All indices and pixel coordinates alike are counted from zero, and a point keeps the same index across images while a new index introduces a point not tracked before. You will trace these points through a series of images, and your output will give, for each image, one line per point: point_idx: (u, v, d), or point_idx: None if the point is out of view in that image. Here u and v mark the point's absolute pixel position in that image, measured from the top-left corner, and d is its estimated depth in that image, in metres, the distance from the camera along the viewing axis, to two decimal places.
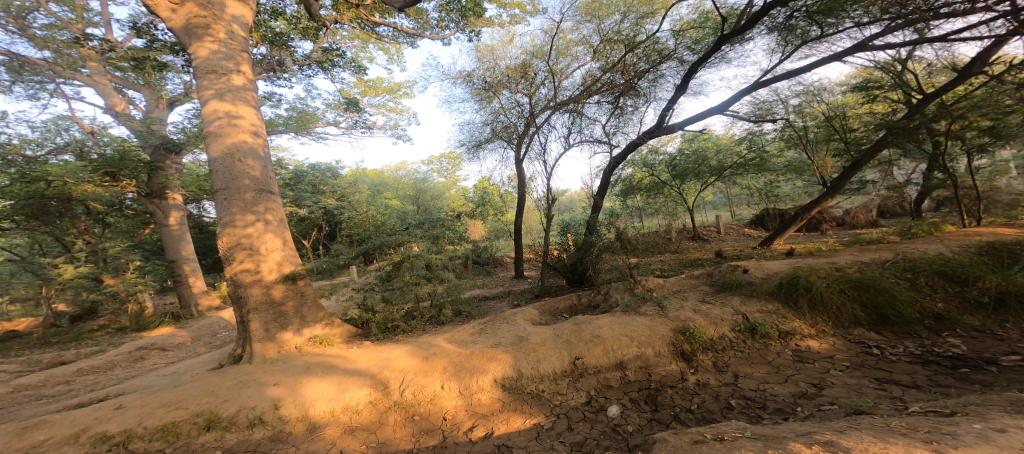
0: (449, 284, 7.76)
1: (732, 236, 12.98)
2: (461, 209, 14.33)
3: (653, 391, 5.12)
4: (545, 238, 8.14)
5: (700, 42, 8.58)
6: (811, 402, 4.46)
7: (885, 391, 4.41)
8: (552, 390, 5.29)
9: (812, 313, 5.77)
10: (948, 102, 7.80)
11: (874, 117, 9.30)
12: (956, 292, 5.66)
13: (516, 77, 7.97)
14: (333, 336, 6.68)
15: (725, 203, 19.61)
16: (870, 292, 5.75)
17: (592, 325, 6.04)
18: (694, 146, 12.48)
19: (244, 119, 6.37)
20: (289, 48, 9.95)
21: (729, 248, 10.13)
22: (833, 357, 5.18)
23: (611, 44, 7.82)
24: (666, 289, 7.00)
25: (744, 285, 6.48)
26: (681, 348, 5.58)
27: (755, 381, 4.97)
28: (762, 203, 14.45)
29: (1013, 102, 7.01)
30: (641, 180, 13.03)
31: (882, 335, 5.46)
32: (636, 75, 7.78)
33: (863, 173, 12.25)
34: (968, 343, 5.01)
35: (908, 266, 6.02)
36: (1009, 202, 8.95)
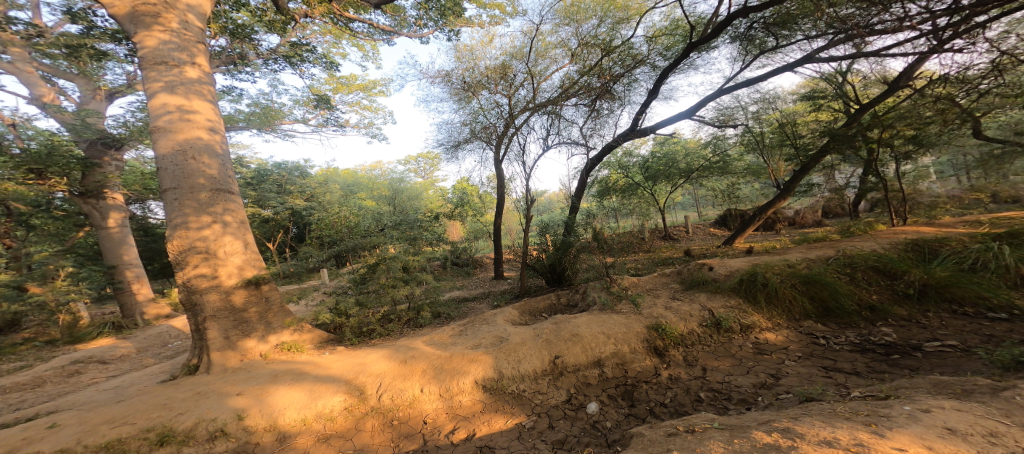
0: (427, 286, 7.67)
1: (699, 236, 13.62)
2: (440, 210, 14.14)
3: (629, 387, 5.29)
4: (524, 239, 8.23)
5: (671, 49, 9.03)
6: (770, 391, 4.77)
7: (831, 378, 4.81)
8: (533, 389, 5.35)
9: (769, 308, 6.19)
10: (880, 113, 8.58)
11: (820, 124, 10.11)
12: (887, 285, 6.25)
13: (495, 78, 8.01)
14: (303, 343, 6.42)
15: (693, 205, 20.55)
16: (817, 287, 6.24)
17: (571, 325, 6.17)
18: (665, 149, 12.97)
19: (199, 114, 5.98)
20: (253, 41, 9.41)
21: (696, 247, 10.65)
22: (788, 348, 5.59)
23: (588, 48, 8.04)
24: (640, 287, 7.27)
25: (709, 282, 6.85)
26: (654, 344, 5.80)
27: (721, 373, 5.26)
28: (725, 204, 15.28)
29: (932, 114, 7.80)
30: (617, 182, 13.42)
31: (828, 326, 5.95)
32: (612, 79, 8.04)
33: (812, 177, 13.25)
34: (902, 331, 5.55)
35: (847, 262, 6.60)
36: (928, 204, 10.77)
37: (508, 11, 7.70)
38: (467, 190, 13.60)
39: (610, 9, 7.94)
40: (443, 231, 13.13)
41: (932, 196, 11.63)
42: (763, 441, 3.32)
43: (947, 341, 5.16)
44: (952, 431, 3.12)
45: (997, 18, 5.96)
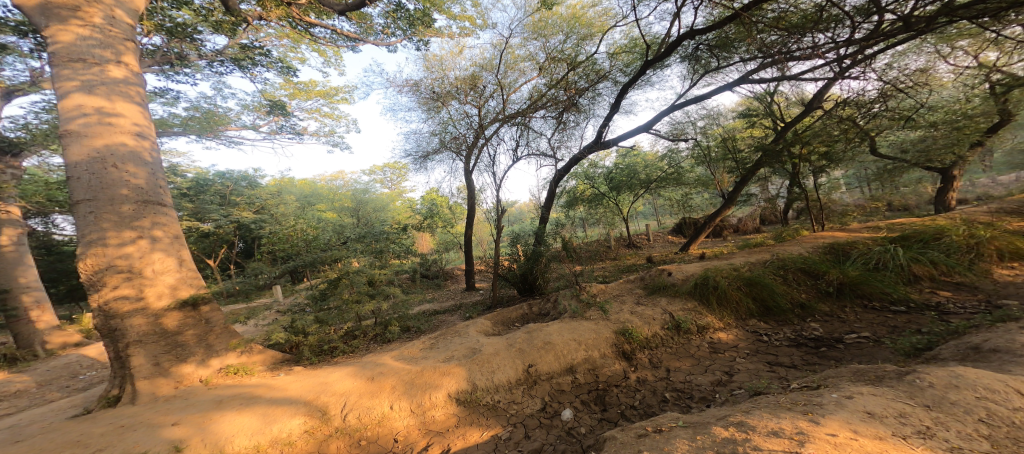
0: (396, 301, 7.39)
1: (658, 243, 14.34)
2: (407, 221, 13.73)
3: (600, 392, 5.36)
4: (494, 250, 8.16)
5: (630, 65, 9.61)
6: (726, 388, 5.04)
7: (775, 372, 5.18)
8: (507, 400, 5.28)
9: (721, 309, 6.63)
10: (799, 132, 9.57)
11: (754, 140, 11.13)
12: (812, 284, 6.93)
13: (463, 88, 8.02)
14: (253, 365, 5.86)
15: (653, 214, 21.65)
16: (757, 287, 6.79)
17: (543, 333, 6.21)
18: (628, 161, 13.60)
19: (122, 117, 5.29)
20: (195, 40, 8.65)
21: (657, 254, 11.25)
22: (737, 346, 5.99)
23: (555, 62, 8.31)
24: (608, 293, 7.38)
25: (669, 287, 7.24)
26: (622, 348, 5.99)
27: (683, 374, 5.49)
28: (680, 213, 16.31)
29: (838, 133, 8.91)
30: (584, 192, 14.03)
31: (769, 323, 6.48)
32: (577, 92, 8.31)
33: (749, 187, 14.55)
34: (832, 324, 6.15)
35: (780, 265, 7.25)
36: (841, 211, 12.39)
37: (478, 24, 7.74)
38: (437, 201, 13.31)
39: (575, 26, 8.28)
40: (410, 243, 12.76)
41: (844, 205, 13.23)
42: (721, 436, 3.30)
43: (864, 332, 5.75)
44: (871, 414, 3.22)
45: (884, 51, 6.80)
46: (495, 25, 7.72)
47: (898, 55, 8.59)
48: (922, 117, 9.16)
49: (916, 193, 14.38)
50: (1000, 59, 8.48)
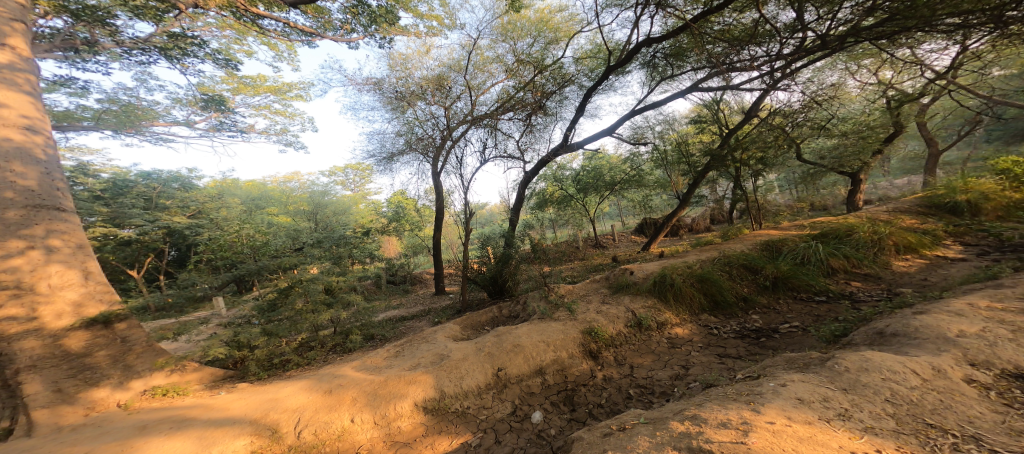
0: (357, 308, 6.77)
1: (624, 243, 14.63)
2: (370, 223, 12.93)
3: (569, 392, 4.47)
4: (460, 253, 7.64)
5: (594, 71, 9.68)
6: (682, 382, 4.29)
7: (724, 363, 4.49)
8: (478, 405, 4.34)
9: (678, 305, 5.68)
10: (739, 138, 9.58)
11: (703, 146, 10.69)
12: (750, 279, 6.09)
13: (430, 88, 7.64)
14: (186, 385, 4.90)
15: (618, 214, 22.18)
16: (708, 284, 5.88)
17: (511, 335, 5.16)
18: (594, 163, 13.84)
19: (7, 108, 4.37)
20: (109, 26, 6.44)
21: (623, 254, 11.36)
22: (692, 340, 5.16)
23: (522, 65, 8.16)
24: (574, 294, 6.44)
25: (631, 285, 6.14)
26: (588, 347, 5.02)
27: (644, 370, 4.65)
28: (642, 213, 16.77)
29: (771, 140, 9.11)
30: (553, 193, 14.12)
31: (718, 317, 5.64)
32: (545, 95, 8.19)
33: (701, 189, 15.26)
34: (770, 316, 5.46)
35: (725, 261, 6.36)
36: (777, 212, 13.31)
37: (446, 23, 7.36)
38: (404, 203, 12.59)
39: (542, 30, 8.17)
40: (374, 247, 12.02)
41: (778, 206, 14.29)
42: (677, 430, 2.50)
43: (794, 322, 5.17)
44: (803, 400, 2.51)
45: (808, 65, 6.21)
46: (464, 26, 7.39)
47: (826, 66, 9.21)
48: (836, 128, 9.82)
49: (837, 194, 15.86)
50: (894, 77, 9.67)
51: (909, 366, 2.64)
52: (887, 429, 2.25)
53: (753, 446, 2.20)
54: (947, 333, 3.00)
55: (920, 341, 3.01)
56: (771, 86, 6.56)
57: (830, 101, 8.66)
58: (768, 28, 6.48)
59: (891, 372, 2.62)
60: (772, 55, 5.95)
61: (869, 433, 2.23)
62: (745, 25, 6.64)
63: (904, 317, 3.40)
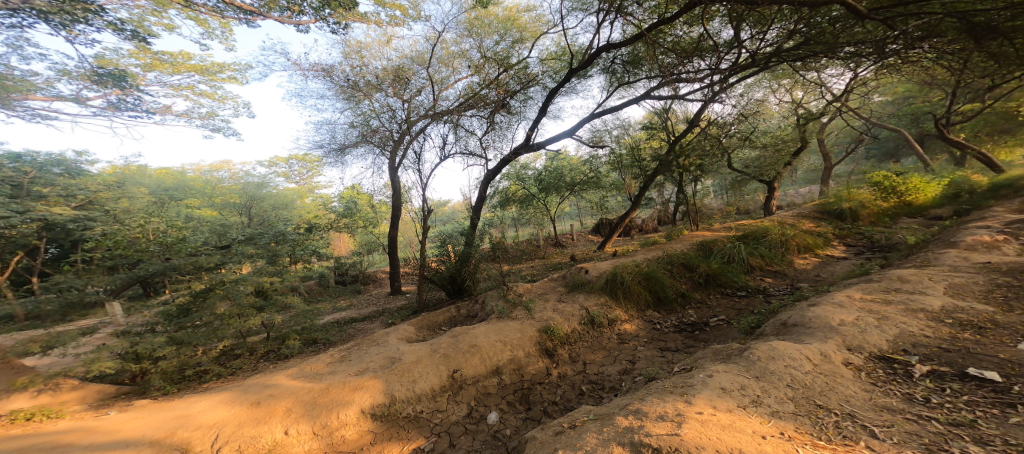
0: (297, 311, 6.35)
1: (582, 243, 15.15)
2: (316, 219, 12.18)
3: (526, 391, 4.55)
4: (416, 253, 7.34)
5: (558, 73, 9.60)
6: (631, 375, 4.50)
7: (665, 356, 4.80)
8: (432, 409, 4.28)
9: (627, 302, 5.97)
10: (680, 146, 10.04)
11: (652, 152, 11.12)
12: (687, 276, 6.56)
13: (389, 79, 7.34)
14: (60, 406, 4.38)
15: (578, 214, 22.94)
16: (653, 281, 6.23)
17: (468, 335, 5.15)
18: (555, 164, 14.03)
19: None
20: None
21: (581, 253, 11.72)
22: (640, 336, 5.44)
23: (488, 62, 8.02)
24: (533, 292, 6.53)
25: (586, 284, 6.33)
26: (545, 345, 5.12)
27: (597, 365, 4.85)
28: (598, 214, 17.41)
29: (708, 148, 9.84)
30: (516, 192, 14.28)
31: (660, 312, 6.01)
32: (509, 94, 8.11)
33: (651, 192, 16.14)
34: (702, 310, 5.95)
35: (666, 259, 6.76)
36: (711, 215, 14.56)
37: (409, 14, 7.09)
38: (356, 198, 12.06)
39: (509, 28, 8.08)
40: (321, 245, 11.38)
41: (713, 210, 15.56)
42: (621, 425, 2.65)
43: (722, 315, 5.66)
44: (726, 389, 2.78)
45: (742, 81, 6.72)
46: (428, 16, 7.12)
47: (754, 83, 10.10)
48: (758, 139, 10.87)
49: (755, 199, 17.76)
50: (803, 98, 10.92)
51: (804, 353, 3.02)
52: (789, 412, 2.54)
53: (685, 436, 2.38)
54: (831, 322, 3.45)
55: (812, 329, 3.43)
56: (710, 98, 7.10)
57: (747, 118, 9.65)
58: (711, 43, 6.97)
59: (790, 358, 2.98)
60: (712, 68, 6.40)
61: (774, 417, 2.50)
62: (693, 39, 7.04)
63: (802, 308, 3.86)
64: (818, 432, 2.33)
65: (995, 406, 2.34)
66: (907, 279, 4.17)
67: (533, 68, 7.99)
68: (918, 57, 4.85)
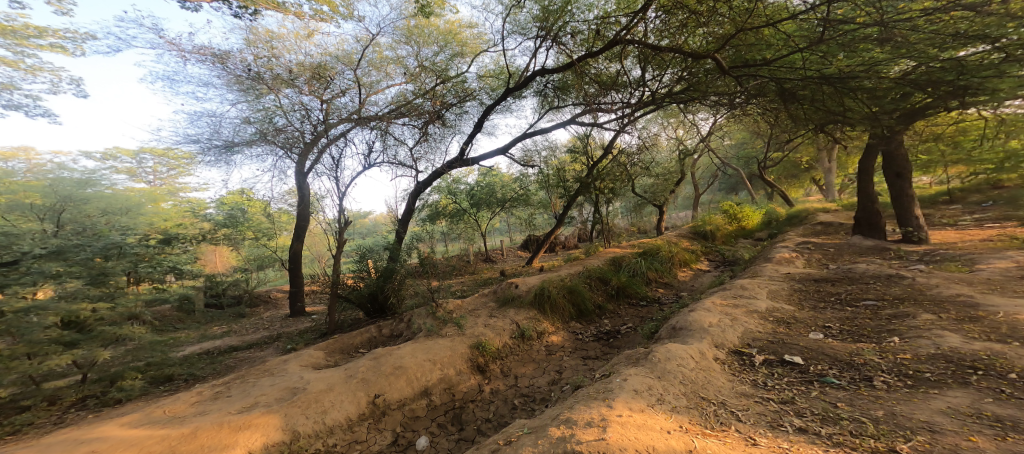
0: (137, 343, 4.69)
1: (511, 258, 15.52)
2: (178, 227, 10.49)
3: (458, 410, 4.49)
4: (331, 267, 6.77)
5: (496, 91, 8.68)
6: (559, 385, 4.70)
7: (587, 364, 5.13)
8: (349, 441, 3.93)
9: (553, 314, 6.26)
10: (598, 171, 10.71)
11: (575, 173, 11.77)
12: (603, 288, 7.10)
13: (306, 76, 6.63)
14: None
15: (507, 230, 23.43)
16: (576, 294, 6.64)
17: (392, 356, 4.88)
18: (488, 179, 14.28)
19: None
20: None
21: (510, 268, 11.98)
22: (566, 346, 5.74)
23: (424, 72, 7.42)
24: (463, 309, 6.48)
25: (517, 298, 6.50)
26: (477, 362, 5.12)
27: (529, 378, 4.99)
28: (526, 230, 17.95)
29: (618, 174, 10.89)
30: (446, 207, 14.04)
31: (582, 323, 6.41)
32: (445, 107, 7.46)
33: (573, 212, 17.16)
34: (616, 319, 6.50)
35: (586, 273, 7.25)
36: (620, 233, 16.00)
37: (338, 11, 6.38)
38: (244, 207, 11.27)
39: (450, 40, 7.22)
40: (181, 261, 9.46)
41: (622, 229, 17.13)
42: (554, 436, 2.59)
43: (631, 323, 6.23)
44: (639, 391, 3.00)
45: (643, 116, 7.49)
46: (360, 17, 6.50)
47: (652, 119, 11.44)
48: (653, 169, 12.41)
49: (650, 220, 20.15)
50: (684, 135, 12.62)
51: (689, 352, 3.49)
52: (682, 405, 2.86)
53: (610, 439, 2.42)
54: (704, 324, 4.02)
55: (693, 331, 3.94)
56: (620, 128, 7.84)
57: (643, 151, 10.88)
58: (625, 79, 7.68)
59: (679, 358, 3.41)
60: (624, 102, 7.10)
61: (674, 412, 2.77)
62: (611, 74, 7.58)
63: (684, 314, 4.43)
64: (705, 421, 2.64)
65: (802, 383, 2.97)
66: (745, 287, 5.12)
67: (470, 84, 7.59)
68: (750, 112, 5.72)
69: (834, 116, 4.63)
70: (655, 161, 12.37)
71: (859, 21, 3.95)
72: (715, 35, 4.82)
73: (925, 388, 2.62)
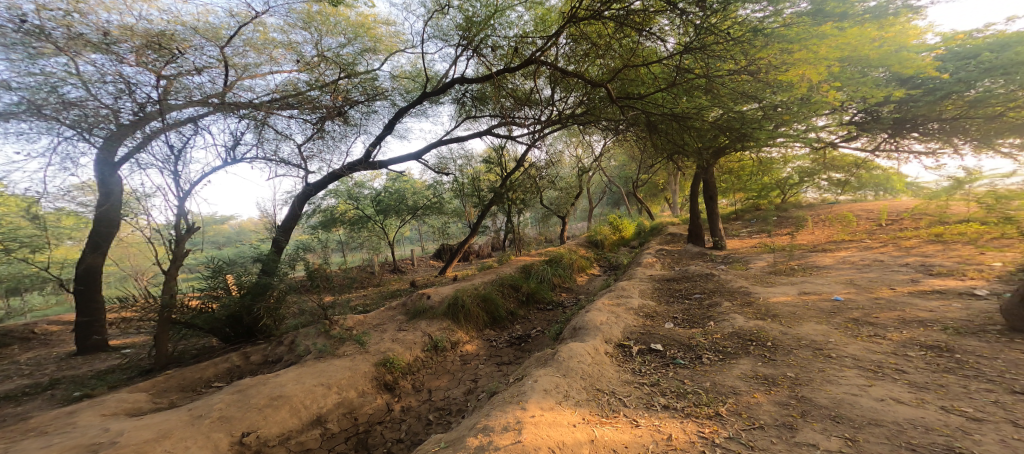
0: None
1: (422, 268, 15.16)
2: None
3: (362, 435, 4.14)
4: (165, 291, 4.77)
5: (410, 94, 8.37)
6: (476, 394, 4.69)
7: (501, 370, 5.25)
8: None
9: (467, 323, 6.30)
10: (511, 183, 11.00)
11: (489, 183, 12.03)
12: (514, 294, 7.36)
13: (136, 41, 3.77)
14: None
15: (417, 239, 22.78)
16: (490, 303, 6.77)
17: (267, 387, 4.24)
18: (398, 185, 13.73)
19: None
20: None
21: (420, 279, 11.69)
22: (481, 355, 5.80)
23: (326, 62, 5.77)
24: (366, 324, 6.07)
25: (428, 309, 6.39)
26: (384, 380, 4.84)
27: (443, 390, 4.90)
28: (439, 240, 17.68)
29: (528, 186, 11.45)
30: (345, 213, 13.10)
31: (496, 330, 6.56)
32: (350, 103, 6.02)
33: (486, 221, 17.46)
34: (527, 324, 6.80)
35: (498, 281, 7.43)
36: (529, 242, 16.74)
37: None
38: None
39: (360, 33, 6.42)
40: None
41: (530, 239, 17.91)
42: (471, 446, 2.53)
43: (541, 327, 6.57)
44: (548, 391, 3.14)
45: (551, 134, 7.98)
46: None
47: (558, 136, 12.26)
48: (558, 183, 13.30)
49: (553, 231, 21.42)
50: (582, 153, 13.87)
51: (585, 349, 3.80)
52: (583, 399, 3.09)
53: (525, 441, 2.45)
54: (596, 323, 4.42)
55: (589, 330, 4.29)
56: (532, 142, 8.24)
57: (548, 167, 11.69)
58: (539, 98, 7.99)
59: (576, 355, 3.70)
60: (536, 118, 7.47)
61: (576, 406, 2.98)
62: (526, 90, 7.85)
63: (583, 315, 4.80)
64: (601, 411, 2.92)
65: (662, 366, 3.53)
66: (624, 288, 5.78)
67: (383, 81, 6.44)
68: (631, 139, 6.43)
69: (677, 148, 5.49)
70: (560, 175, 13.40)
71: (696, 74, 4.81)
72: (609, 67, 5.37)
73: (729, 359, 3.43)
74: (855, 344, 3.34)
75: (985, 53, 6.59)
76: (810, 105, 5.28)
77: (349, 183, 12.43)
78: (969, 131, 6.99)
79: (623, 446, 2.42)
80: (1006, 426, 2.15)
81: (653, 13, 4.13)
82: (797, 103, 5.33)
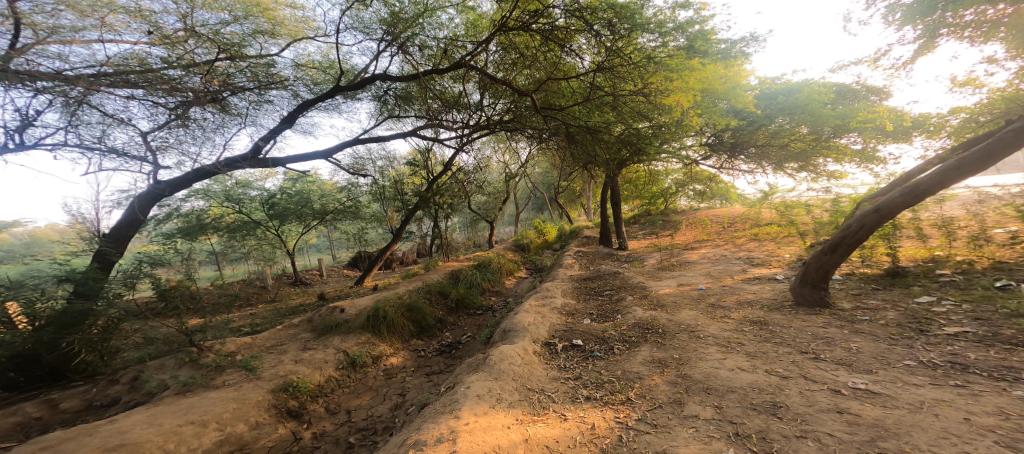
0: None
1: (332, 279, 14.19)
2: None
3: None
4: None
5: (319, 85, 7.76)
6: (402, 409, 4.53)
7: (431, 380, 5.14)
8: None
9: (391, 336, 6.07)
10: (439, 187, 10.82)
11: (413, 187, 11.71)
12: (444, 301, 7.28)
13: None
14: None
15: (327, 247, 21.14)
16: (416, 312, 6.60)
17: (106, 434, 3.41)
18: (297, 186, 12.35)
19: None
20: None
21: (331, 291, 11.01)
22: (407, 367, 5.63)
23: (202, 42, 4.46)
24: (257, 347, 5.42)
25: (341, 324, 6.01)
26: (286, 407, 4.38)
27: (365, 409, 4.64)
28: (355, 246, 16.67)
29: (456, 190, 11.40)
30: (221, 217, 11.04)
31: (424, 340, 6.40)
32: (234, 91, 4.80)
33: (409, 226, 16.98)
34: (456, 330, 6.76)
35: (426, 289, 7.29)
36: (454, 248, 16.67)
37: None
38: None
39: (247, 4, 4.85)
40: None
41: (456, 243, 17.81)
42: None
43: (472, 332, 6.58)
44: (482, 396, 3.16)
45: (479, 139, 7.99)
46: None
47: (487, 142, 12.40)
48: (484, 188, 13.47)
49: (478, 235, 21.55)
50: (507, 159, 14.26)
51: (516, 351, 3.89)
52: (515, 399, 3.16)
53: (461, 449, 2.44)
54: (524, 324, 4.56)
55: (518, 331, 4.40)
56: (459, 146, 8.23)
57: (471, 171, 11.77)
58: (467, 102, 7.93)
59: (507, 357, 3.76)
60: (464, 123, 7.45)
61: (507, 408, 3.04)
62: (453, 94, 7.79)
63: (512, 318, 4.88)
64: (534, 409, 3.02)
65: (583, 360, 3.76)
66: (547, 288, 6.03)
67: (280, 70, 5.35)
68: (550, 147, 6.64)
69: (590, 160, 5.99)
70: (488, 180, 13.60)
71: (604, 92, 5.17)
72: (534, 78, 5.60)
73: (633, 347, 3.77)
74: (717, 325, 3.85)
75: (779, 96, 8.46)
76: (682, 126, 6.20)
77: (227, 183, 10.56)
78: (769, 158, 8.75)
79: (555, 441, 2.53)
80: (802, 380, 2.71)
81: (573, 31, 4.43)
82: (675, 124, 6.12)
